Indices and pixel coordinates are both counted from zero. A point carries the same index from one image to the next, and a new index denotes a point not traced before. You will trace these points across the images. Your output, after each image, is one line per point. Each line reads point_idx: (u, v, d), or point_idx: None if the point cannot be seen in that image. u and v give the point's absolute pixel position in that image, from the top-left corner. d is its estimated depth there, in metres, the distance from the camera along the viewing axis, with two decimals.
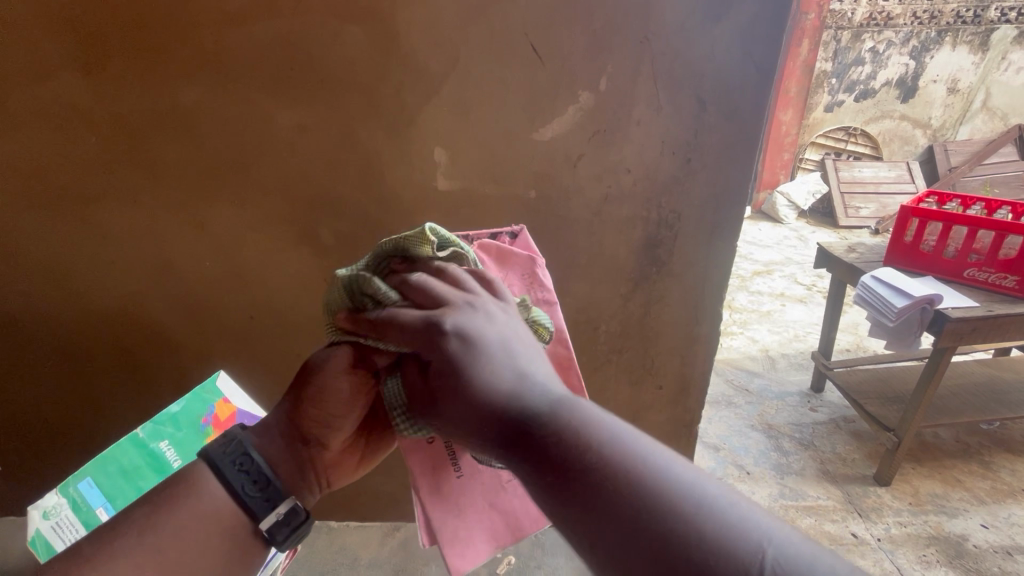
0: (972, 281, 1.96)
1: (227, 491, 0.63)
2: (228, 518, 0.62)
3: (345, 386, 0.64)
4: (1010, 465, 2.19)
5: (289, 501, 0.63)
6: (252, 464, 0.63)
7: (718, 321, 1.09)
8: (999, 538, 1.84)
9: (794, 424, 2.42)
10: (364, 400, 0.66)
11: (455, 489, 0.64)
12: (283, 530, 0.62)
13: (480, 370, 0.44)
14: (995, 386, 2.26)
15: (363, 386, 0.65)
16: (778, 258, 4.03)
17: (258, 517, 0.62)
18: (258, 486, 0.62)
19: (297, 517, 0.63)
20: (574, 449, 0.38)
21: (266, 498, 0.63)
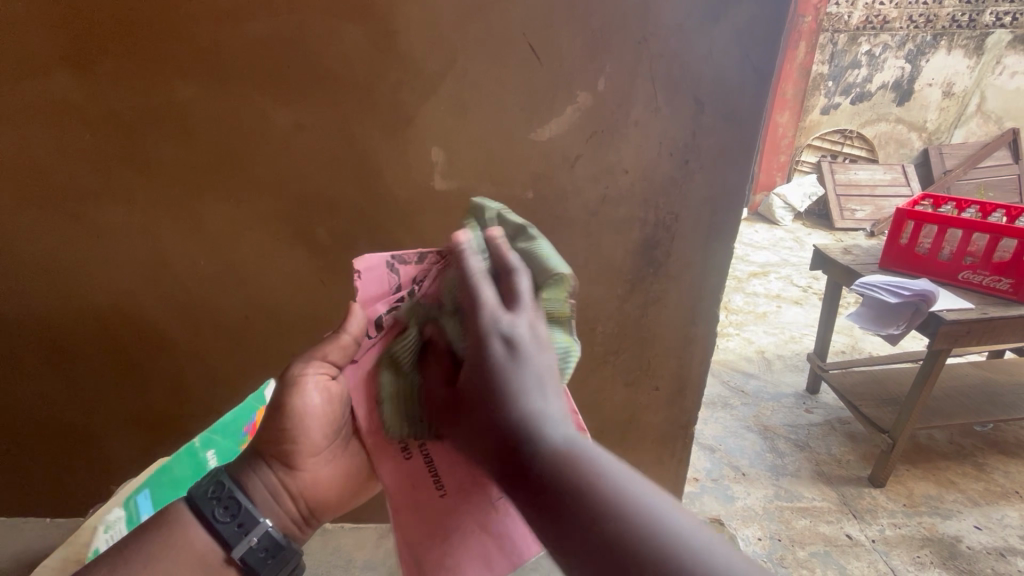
0: (967, 284, 1.98)
1: (201, 522, 0.63)
2: (199, 543, 0.62)
3: (306, 399, 0.66)
4: (1003, 466, 2.21)
5: (263, 526, 0.63)
6: (225, 490, 0.64)
7: (714, 322, 1.09)
8: (992, 540, 1.86)
9: (790, 425, 2.42)
10: (328, 413, 0.67)
11: (435, 510, 0.61)
12: (260, 557, 0.62)
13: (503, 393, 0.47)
14: (989, 388, 2.28)
15: (324, 394, 0.67)
16: (774, 259, 4.04)
17: (231, 544, 0.62)
18: (230, 512, 0.63)
19: (272, 543, 0.63)
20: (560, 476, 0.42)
21: (238, 524, 0.63)
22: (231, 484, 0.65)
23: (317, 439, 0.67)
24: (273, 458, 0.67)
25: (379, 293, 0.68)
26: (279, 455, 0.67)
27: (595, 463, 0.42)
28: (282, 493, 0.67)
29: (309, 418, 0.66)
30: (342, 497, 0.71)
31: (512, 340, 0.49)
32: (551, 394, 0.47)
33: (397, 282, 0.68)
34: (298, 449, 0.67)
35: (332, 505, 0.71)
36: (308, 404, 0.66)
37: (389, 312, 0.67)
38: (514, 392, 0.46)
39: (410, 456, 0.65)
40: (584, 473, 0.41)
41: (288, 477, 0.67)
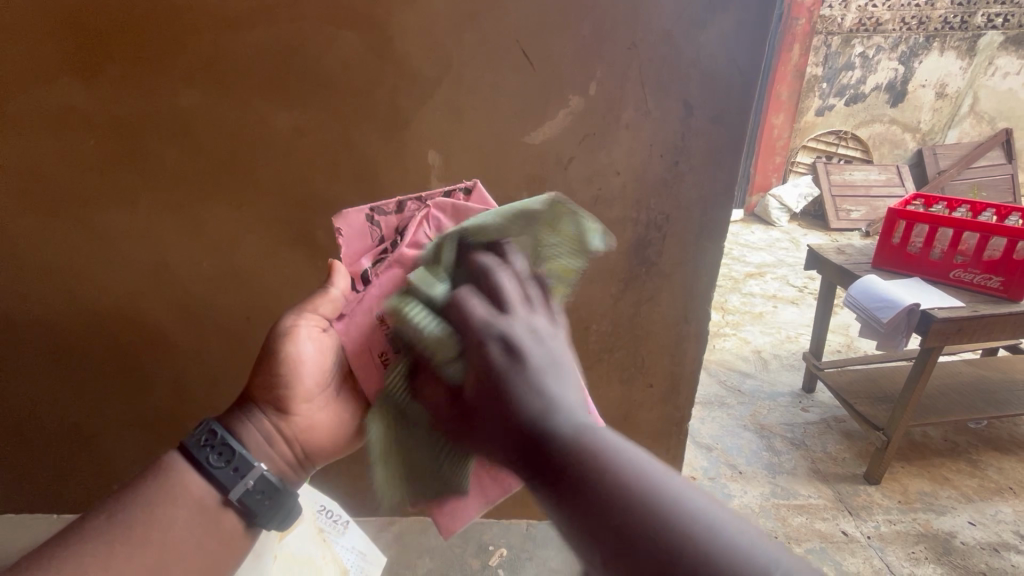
0: (958, 282, 2.01)
1: (196, 469, 0.63)
2: (196, 487, 0.62)
3: (300, 347, 0.70)
4: (997, 463, 2.23)
5: (258, 470, 0.64)
6: (218, 437, 0.65)
7: (706, 320, 1.11)
8: (986, 535, 1.88)
9: (786, 424, 2.45)
10: (318, 362, 0.71)
11: None
12: (257, 498, 0.64)
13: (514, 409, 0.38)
14: (982, 385, 2.30)
15: (316, 343, 0.71)
16: (771, 260, 4.07)
17: (229, 487, 0.63)
18: (225, 457, 0.64)
19: (267, 484, 0.65)
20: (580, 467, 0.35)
21: (233, 468, 0.64)
22: (224, 432, 0.66)
23: (314, 382, 0.70)
24: (269, 400, 0.70)
25: (362, 248, 0.70)
26: (273, 399, 0.69)
27: (603, 449, 0.36)
28: (276, 437, 0.69)
29: (303, 365, 0.70)
30: (337, 445, 0.72)
31: (510, 347, 0.42)
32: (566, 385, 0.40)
33: (379, 234, 0.70)
34: (293, 395, 0.69)
35: (326, 452, 0.72)
36: (300, 351, 0.70)
37: (371, 264, 0.68)
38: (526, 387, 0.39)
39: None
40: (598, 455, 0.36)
41: (283, 422, 0.69)
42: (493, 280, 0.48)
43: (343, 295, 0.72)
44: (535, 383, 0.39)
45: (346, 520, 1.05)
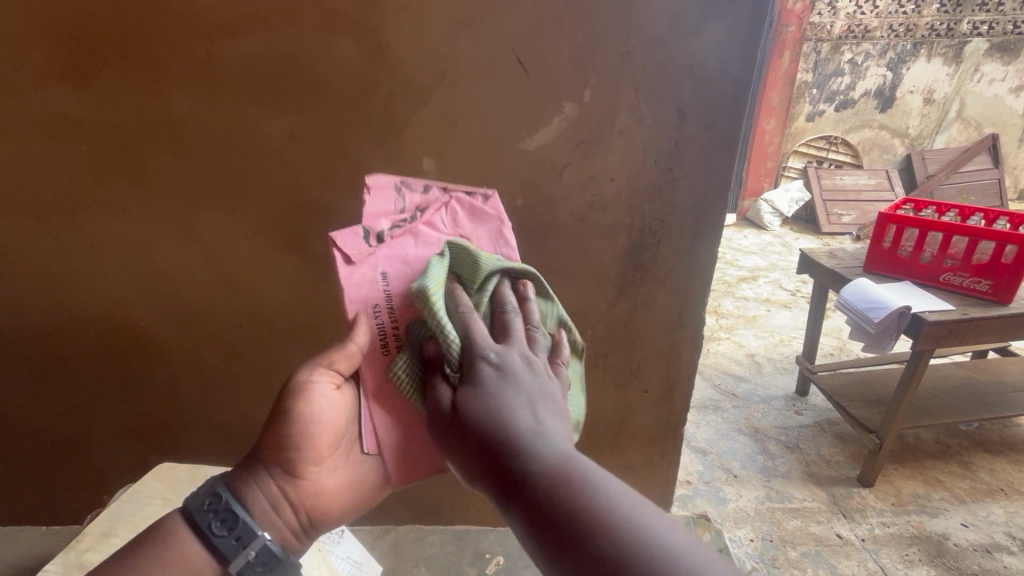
0: (948, 285, 2.03)
1: (197, 535, 0.61)
2: (194, 556, 0.60)
3: (315, 408, 0.66)
4: (988, 464, 2.25)
5: (261, 540, 0.62)
6: (222, 502, 0.63)
7: (701, 324, 1.12)
8: (979, 536, 1.89)
9: (780, 427, 2.46)
10: (330, 425, 0.67)
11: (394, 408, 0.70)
12: (256, 569, 0.62)
13: (495, 414, 0.50)
14: (973, 387, 2.33)
15: (330, 402, 0.67)
16: (763, 264, 4.10)
17: (228, 558, 0.61)
18: (228, 524, 0.62)
19: (269, 555, 0.62)
20: (538, 473, 0.46)
21: (235, 537, 0.62)
22: (228, 497, 0.63)
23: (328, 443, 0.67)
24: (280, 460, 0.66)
25: (383, 209, 0.75)
26: (284, 461, 0.65)
27: (585, 474, 0.46)
28: (283, 500, 0.66)
29: (321, 426, 0.67)
30: (343, 507, 0.69)
31: (500, 365, 0.54)
32: (549, 416, 0.51)
33: (403, 202, 0.76)
34: (308, 456, 0.66)
35: (333, 515, 0.70)
36: (313, 415, 0.66)
37: (390, 227, 0.74)
38: (503, 404, 0.51)
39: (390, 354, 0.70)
40: (586, 495, 0.44)
41: (292, 484, 0.66)
42: (475, 330, 0.58)
43: (348, 239, 0.72)
44: (509, 394, 0.52)
45: (341, 529, 1.05)
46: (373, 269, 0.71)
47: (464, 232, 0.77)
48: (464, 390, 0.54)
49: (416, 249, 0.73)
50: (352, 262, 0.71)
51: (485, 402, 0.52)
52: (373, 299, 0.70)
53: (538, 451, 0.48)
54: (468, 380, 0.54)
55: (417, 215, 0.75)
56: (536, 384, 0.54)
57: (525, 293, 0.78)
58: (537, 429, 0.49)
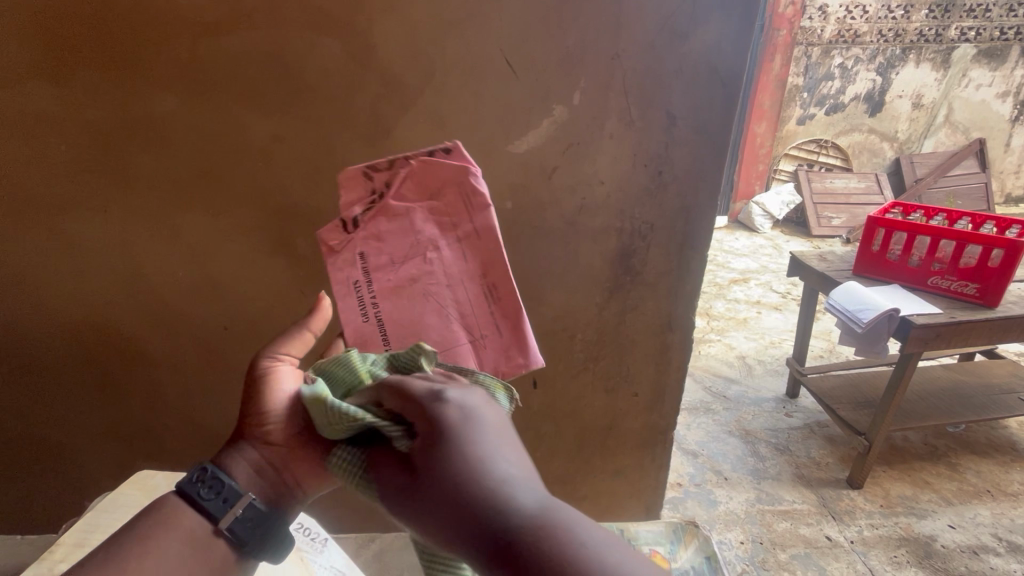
0: (936, 289, 2.05)
1: (190, 504, 0.59)
2: (190, 523, 0.58)
3: (281, 383, 0.64)
4: (975, 466, 2.27)
5: (249, 496, 0.60)
6: (207, 472, 0.61)
7: (690, 329, 1.11)
8: (966, 538, 1.91)
9: (770, 429, 2.47)
10: (297, 396, 0.65)
11: None
12: (249, 527, 0.59)
13: (460, 473, 0.39)
14: (960, 389, 2.35)
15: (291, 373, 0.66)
16: (755, 266, 4.12)
17: (220, 518, 0.59)
18: (215, 489, 0.59)
19: (258, 511, 0.60)
20: (524, 543, 0.35)
21: (224, 498, 0.59)
22: (213, 466, 0.61)
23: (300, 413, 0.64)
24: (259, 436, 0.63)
25: (353, 197, 0.66)
26: (262, 430, 0.63)
27: (582, 533, 0.35)
28: (267, 469, 0.63)
29: (289, 398, 0.64)
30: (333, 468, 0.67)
31: (465, 408, 0.43)
32: (516, 459, 0.40)
33: (373, 185, 0.66)
34: (282, 424, 0.64)
35: (326, 482, 0.66)
36: (282, 389, 0.64)
37: (362, 210, 0.66)
38: (475, 455, 0.39)
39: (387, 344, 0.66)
40: (575, 550, 0.34)
41: (273, 453, 0.63)
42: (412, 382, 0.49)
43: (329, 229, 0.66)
44: (481, 439, 0.40)
45: (324, 536, 1.03)
46: (352, 252, 0.66)
47: (434, 196, 0.66)
48: (424, 450, 0.42)
49: (388, 225, 0.66)
50: (332, 250, 0.66)
51: (453, 459, 0.40)
52: (354, 278, 0.66)
53: (518, 512, 0.36)
54: (428, 434, 0.42)
55: (386, 192, 0.66)
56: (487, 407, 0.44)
57: (495, 247, 0.66)
58: (513, 481, 0.38)
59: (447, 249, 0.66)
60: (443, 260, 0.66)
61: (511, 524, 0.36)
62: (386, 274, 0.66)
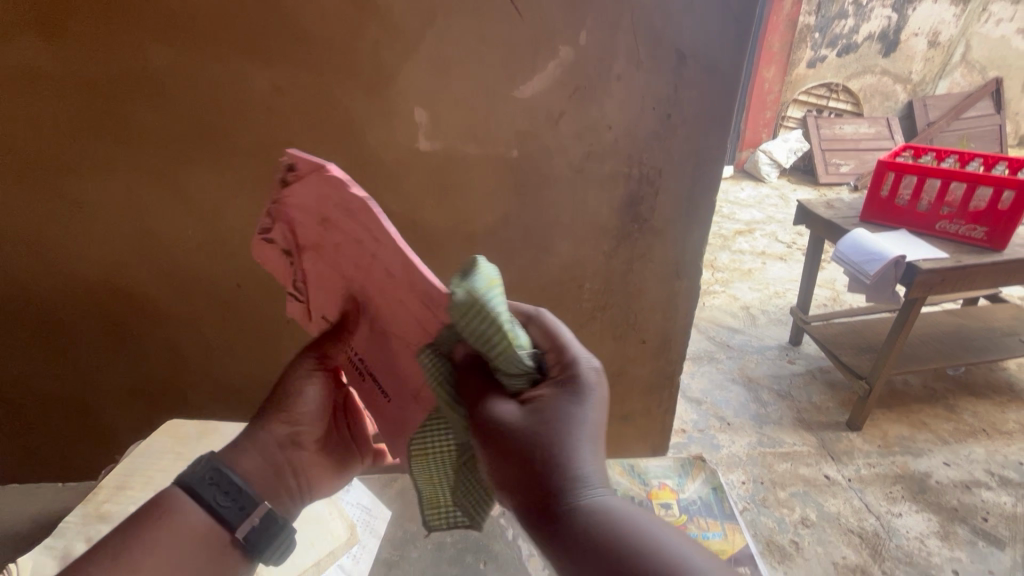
0: (943, 233, 2.04)
1: (201, 506, 0.62)
2: (199, 524, 0.61)
3: (309, 392, 0.71)
4: (973, 407, 2.32)
5: (264, 507, 0.64)
6: (223, 475, 0.64)
7: (697, 275, 1.11)
8: (959, 474, 1.98)
9: (773, 376, 2.52)
10: (321, 404, 0.73)
11: (387, 410, 0.67)
12: (260, 536, 0.63)
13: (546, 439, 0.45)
14: (963, 333, 2.37)
15: (321, 386, 0.72)
16: (760, 216, 4.08)
17: (234, 525, 0.63)
18: (232, 497, 0.63)
19: (273, 521, 0.64)
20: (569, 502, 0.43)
21: (240, 506, 0.63)
22: (228, 470, 0.64)
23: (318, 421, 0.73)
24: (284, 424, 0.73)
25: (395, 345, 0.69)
26: (290, 433, 0.71)
27: (614, 512, 0.43)
28: (286, 472, 0.70)
29: (313, 407, 0.72)
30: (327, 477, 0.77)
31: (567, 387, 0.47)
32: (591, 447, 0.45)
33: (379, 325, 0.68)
34: (304, 428, 0.72)
35: (322, 484, 0.76)
36: (310, 398, 0.71)
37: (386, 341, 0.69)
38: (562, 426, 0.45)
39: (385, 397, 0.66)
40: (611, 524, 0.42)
41: (293, 455, 0.71)
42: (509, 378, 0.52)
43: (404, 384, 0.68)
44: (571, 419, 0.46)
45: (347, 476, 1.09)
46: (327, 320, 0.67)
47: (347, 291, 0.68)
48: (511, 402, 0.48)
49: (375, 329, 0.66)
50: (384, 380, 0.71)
51: (546, 416, 0.45)
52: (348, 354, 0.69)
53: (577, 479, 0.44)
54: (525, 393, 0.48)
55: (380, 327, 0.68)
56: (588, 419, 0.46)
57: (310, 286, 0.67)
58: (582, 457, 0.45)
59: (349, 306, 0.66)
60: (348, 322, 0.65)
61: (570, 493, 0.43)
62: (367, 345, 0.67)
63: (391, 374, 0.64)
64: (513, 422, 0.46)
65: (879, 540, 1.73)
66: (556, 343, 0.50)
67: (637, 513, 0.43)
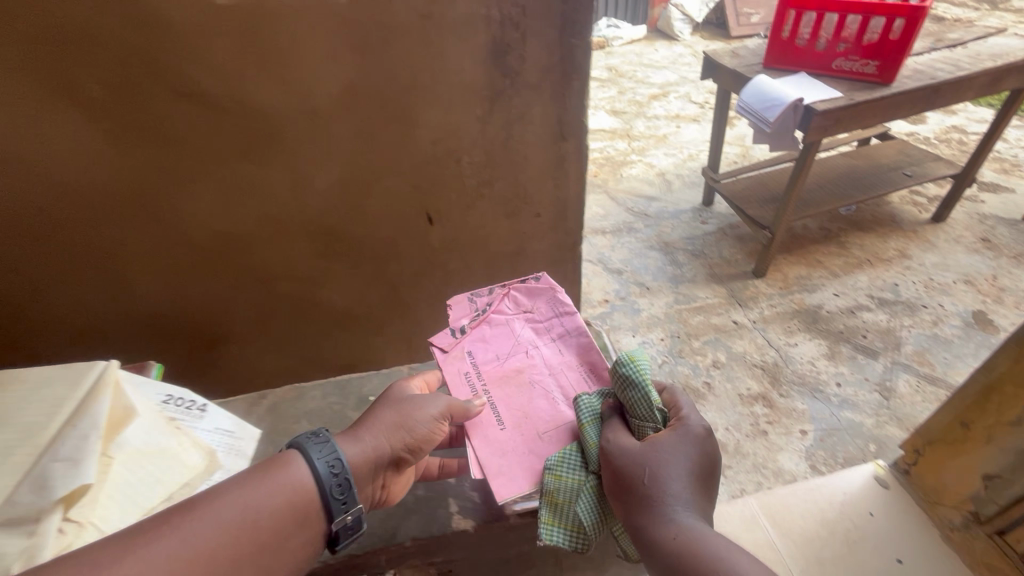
0: (839, 72, 2.02)
1: (312, 485, 0.66)
2: (301, 505, 0.64)
3: (429, 419, 0.78)
4: (861, 241, 2.52)
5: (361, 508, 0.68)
6: (345, 467, 0.68)
7: (584, 135, 1.02)
8: (846, 302, 2.19)
9: (687, 238, 2.60)
10: (435, 437, 0.80)
11: (498, 438, 0.86)
12: (347, 533, 0.67)
13: (642, 458, 0.72)
14: (855, 173, 2.49)
15: (444, 426, 0.80)
16: (674, 78, 3.95)
17: (332, 518, 0.66)
18: (342, 490, 0.67)
19: (360, 525, 0.68)
20: (646, 492, 0.69)
21: (343, 501, 0.67)
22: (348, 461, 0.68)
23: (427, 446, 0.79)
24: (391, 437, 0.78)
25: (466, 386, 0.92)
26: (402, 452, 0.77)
27: (675, 518, 0.67)
28: (379, 488, 0.77)
29: (428, 439, 0.78)
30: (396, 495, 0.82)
31: (660, 435, 0.74)
32: (675, 471, 0.70)
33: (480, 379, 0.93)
34: (411, 457, 0.78)
35: (392, 499, 0.82)
36: (430, 429, 0.78)
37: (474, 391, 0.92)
38: (655, 457, 0.71)
39: (503, 427, 0.87)
40: (669, 514, 0.67)
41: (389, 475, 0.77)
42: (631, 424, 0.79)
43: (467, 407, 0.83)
44: (662, 449, 0.72)
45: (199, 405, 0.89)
46: (462, 350, 0.97)
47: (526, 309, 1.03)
48: (622, 437, 0.77)
49: (492, 332, 1.00)
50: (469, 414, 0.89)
51: (645, 449, 0.73)
52: (465, 369, 0.95)
53: (656, 483, 0.69)
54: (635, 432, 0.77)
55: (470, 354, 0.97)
56: (677, 456, 0.71)
57: (575, 339, 0.98)
58: (660, 472, 0.70)
59: (543, 348, 0.98)
60: (520, 371, 0.94)
61: (645, 493, 0.69)
62: (490, 365, 0.95)
63: (524, 415, 0.89)
64: (621, 450, 0.75)
65: (778, 369, 1.93)
66: (676, 405, 0.79)
67: (700, 525, 0.66)
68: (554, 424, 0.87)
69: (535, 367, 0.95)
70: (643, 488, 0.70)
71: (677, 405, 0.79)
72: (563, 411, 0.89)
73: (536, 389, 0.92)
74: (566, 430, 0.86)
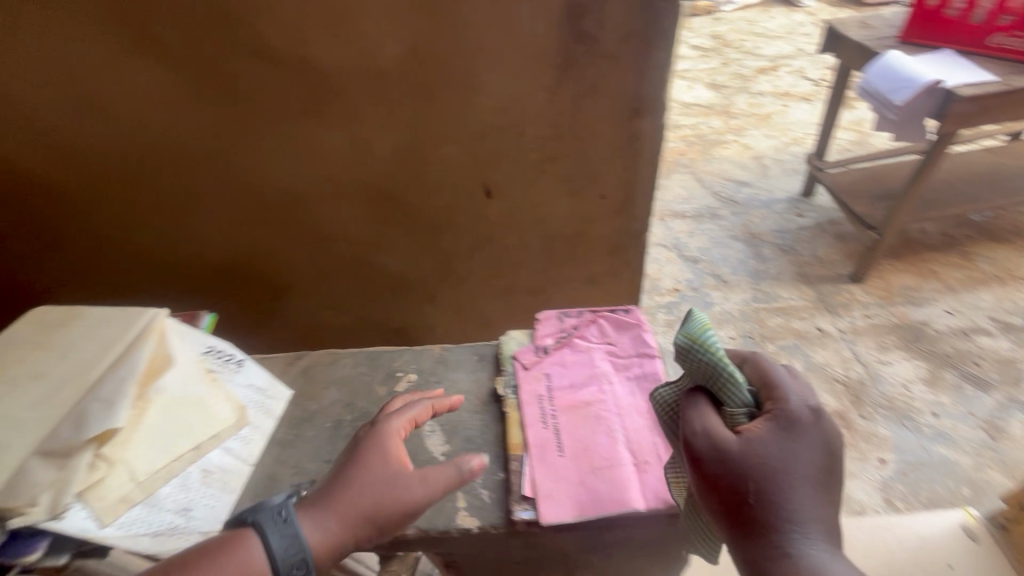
0: (995, 51, 1.70)
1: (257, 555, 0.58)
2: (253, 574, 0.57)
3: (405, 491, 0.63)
4: (992, 253, 2.16)
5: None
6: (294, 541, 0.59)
7: (663, 110, 0.92)
8: (960, 322, 1.90)
9: (778, 231, 2.36)
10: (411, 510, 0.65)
11: (553, 463, 0.76)
12: None
13: (750, 465, 0.54)
14: (998, 173, 2.12)
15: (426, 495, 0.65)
16: (788, 50, 3.54)
17: None
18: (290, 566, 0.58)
19: None
20: (757, 503, 0.53)
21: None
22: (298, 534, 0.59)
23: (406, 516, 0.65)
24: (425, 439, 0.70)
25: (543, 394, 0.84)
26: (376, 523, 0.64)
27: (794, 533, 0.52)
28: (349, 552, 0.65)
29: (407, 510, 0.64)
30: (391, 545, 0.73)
31: (779, 434, 0.55)
32: (792, 471, 0.54)
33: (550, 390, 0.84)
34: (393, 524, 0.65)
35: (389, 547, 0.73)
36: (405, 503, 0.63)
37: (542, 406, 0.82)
38: (765, 455, 0.54)
39: (561, 453, 0.77)
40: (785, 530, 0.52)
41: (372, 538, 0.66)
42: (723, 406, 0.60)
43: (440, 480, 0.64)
44: (778, 453, 0.54)
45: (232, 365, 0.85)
46: (541, 370, 0.87)
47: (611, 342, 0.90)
48: (725, 439, 0.55)
49: (572, 357, 0.88)
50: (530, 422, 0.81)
51: (754, 454, 0.54)
52: (539, 391, 0.85)
53: (768, 492, 0.53)
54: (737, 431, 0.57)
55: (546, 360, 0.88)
56: (786, 451, 0.54)
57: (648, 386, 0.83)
58: (773, 476, 0.53)
59: (618, 381, 0.85)
60: (596, 397, 0.83)
61: (756, 504, 0.53)
62: (564, 384, 0.85)
63: (585, 446, 0.77)
64: (723, 456, 0.55)
65: (862, 388, 1.73)
66: (766, 380, 0.60)
67: (819, 535, 0.52)
68: (609, 461, 0.75)
69: (606, 404, 0.82)
70: (753, 498, 0.53)
71: (772, 378, 0.59)
72: (620, 451, 0.76)
73: (602, 420, 0.80)
74: (623, 475, 0.74)
